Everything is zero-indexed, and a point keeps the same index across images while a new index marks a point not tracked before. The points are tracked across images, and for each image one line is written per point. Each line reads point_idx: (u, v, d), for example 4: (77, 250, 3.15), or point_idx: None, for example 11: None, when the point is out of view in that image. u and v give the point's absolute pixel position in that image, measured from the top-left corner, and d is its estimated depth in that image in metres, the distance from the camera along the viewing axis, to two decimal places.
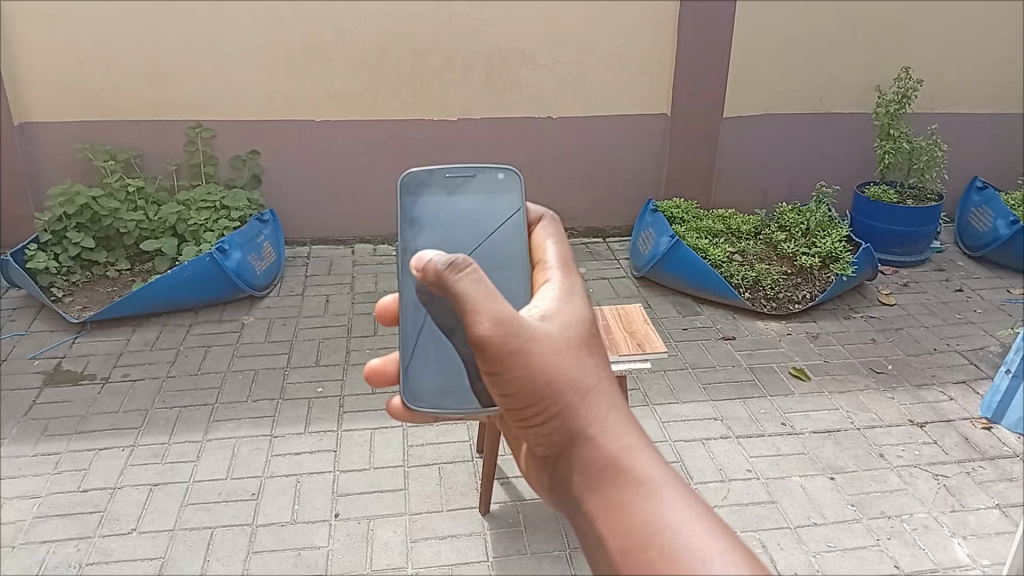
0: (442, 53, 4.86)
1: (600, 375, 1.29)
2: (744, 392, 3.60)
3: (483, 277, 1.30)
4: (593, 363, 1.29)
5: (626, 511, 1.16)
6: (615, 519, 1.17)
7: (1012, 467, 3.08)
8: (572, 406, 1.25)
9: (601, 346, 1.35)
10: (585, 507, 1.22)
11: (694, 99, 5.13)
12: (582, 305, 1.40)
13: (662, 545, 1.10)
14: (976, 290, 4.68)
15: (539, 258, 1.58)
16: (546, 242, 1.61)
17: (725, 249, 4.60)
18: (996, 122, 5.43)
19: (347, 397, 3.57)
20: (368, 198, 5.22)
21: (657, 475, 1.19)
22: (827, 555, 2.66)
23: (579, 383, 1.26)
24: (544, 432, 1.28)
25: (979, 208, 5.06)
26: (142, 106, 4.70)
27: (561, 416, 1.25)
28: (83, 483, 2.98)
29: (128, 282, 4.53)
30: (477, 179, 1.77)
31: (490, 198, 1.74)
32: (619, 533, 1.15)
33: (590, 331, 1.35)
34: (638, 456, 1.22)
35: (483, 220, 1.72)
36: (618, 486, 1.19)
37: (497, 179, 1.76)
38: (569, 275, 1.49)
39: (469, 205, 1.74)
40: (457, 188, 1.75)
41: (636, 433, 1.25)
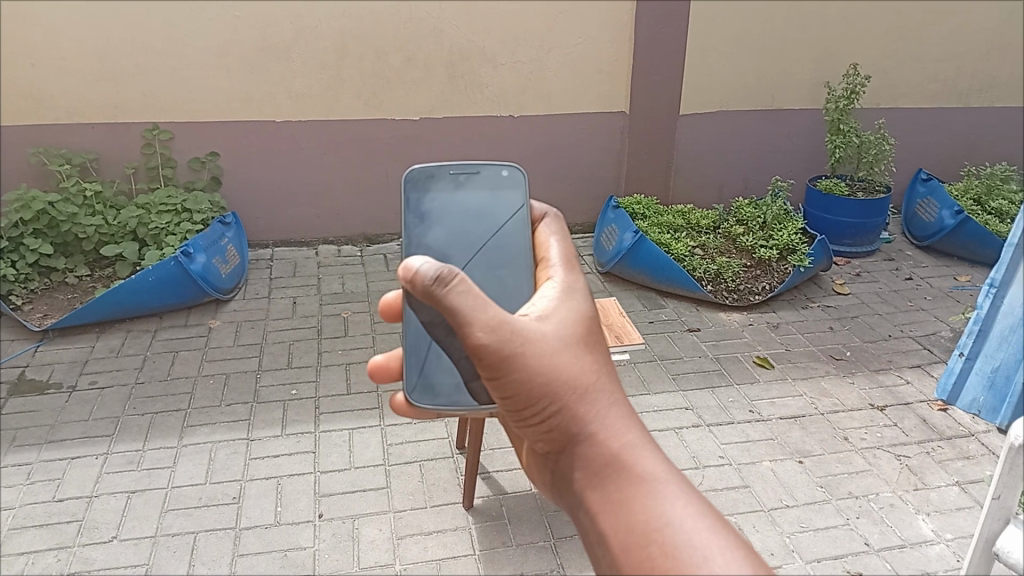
0: (404, 52, 4.86)
1: (598, 374, 1.34)
2: (712, 381, 3.71)
3: (471, 287, 1.34)
4: (590, 363, 1.34)
5: (628, 507, 1.21)
6: (616, 516, 1.22)
7: (968, 446, 3.24)
8: (571, 405, 1.30)
9: (598, 344, 1.41)
10: (586, 503, 1.27)
11: (652, 97, 5.22)
12: (578, 305, 1.46)
13: (664, 541, 1.15)
14: (925, 278, 4.88)
15: (543, 255, 1.67)
16: (548, 240, 1.70)
17: (687, 243, 4.70)
18: (937, 116, 5.66)
19: (322, 398, 3.58)
20: (331, 198, 5.20)
21: (657, 471, 1.25)
22: (801, 535, 2.76)
23: (578, 384, 1.31)
24: (544, 431, 1.34)
25: (925, 199, 5.27)
26: (96, 108, 4.60)
27: (560, 414, 1.31)
28: (58, 492, 2.93)
29: (89, 288, 4.43)
30: (481, 175, 1.80)
31: (495, 195, 1.79)
32: (621, 530, 1.20)
33: (587, 331, 1.40)
34: (638, 453, 1.27)
35: (488, 217, 1.76)
36: (619, 483, 1.24)
37: (502, 176, 1.81)
38: (572, 274, 1.57)
39: (474, 200, 1.78)
40: (463, 185, 1.79)
41: (636, 430, 1.30)
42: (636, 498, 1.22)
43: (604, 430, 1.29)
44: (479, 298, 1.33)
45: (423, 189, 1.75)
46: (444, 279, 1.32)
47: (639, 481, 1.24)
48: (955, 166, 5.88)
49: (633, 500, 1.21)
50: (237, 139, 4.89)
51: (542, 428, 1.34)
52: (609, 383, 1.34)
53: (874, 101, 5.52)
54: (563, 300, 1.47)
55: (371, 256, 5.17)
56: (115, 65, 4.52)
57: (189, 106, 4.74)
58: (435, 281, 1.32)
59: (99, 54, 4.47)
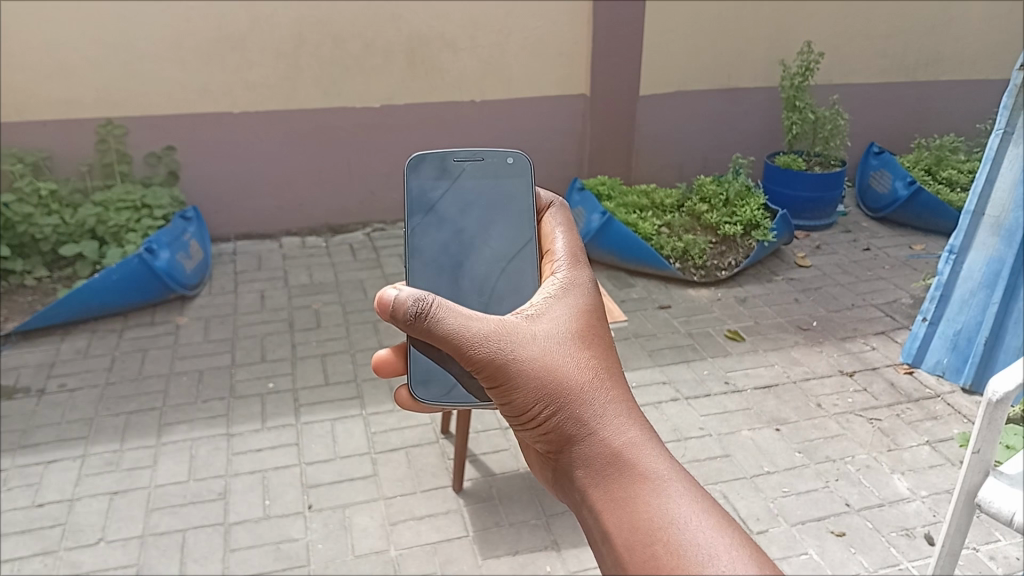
0: (362, 39, 4.81)
1: (595, 372, 1.31)
2: (686, 355, 3.78)
3: (454, 308, 1.38)
4: (586, 361, 1.32)
5: (628, 504, 1.15)
6: (618, 513, 1.15)
7: (935, 407, 3.36)
8: (566, 404, 1.28)
9: (600, 341, 1.39)
10: (589, 505, 1.21)
11: (612, 79, 5.26)
12: (574, 303, 1.46)
13: (666, 537, 1.08)
14: (882, 248, 5.03)
15: (549, 247, 1.66)
16: (554, 232, 1.68)
17: (654, 222, 4.74)
18: (887, 90, 5.82)
19: (301, 390, 3.55)
20: (293, 190, 5.14)
21: (660, 468, 1.18)
22: (784, 499, 2.84)
23: (572, 384, 1.30)
24: (543, 435, 1.31)
25: (878, 171, 5.43)
26: (47, 105, 4.48)
27: (555, 414, 1.28)
28: (38, 497, 2.88)
29: (49, 289, 4.33)
30: (485, 163, 1.79)
31: (498, 183, 1.78)
32: (624, 527, 1.13)
33: (584, 330, 1.39)
34: (641, 449, 1.21)
35: (494, 207, 1.77)
36: (619, 480, 1.18)
37: (507, 164, 1.78)
38: (577, 268, 1.56)
39: (477, 192, 1.78)
40: (469, 175, 1.78)
41: (637, 427, 1.25)
42: (639, 495, 1.15)
43: (602, 427, 1.25)
44: (464, 318, 1.37)
45: (428, 180, 1.76)
46: (422, 301, 1.36)
47: (641, 478, 1.18)
48: (905, 138, 6.04)
49: (635, 499, 1.15)
50: (195, 132, 4.79)
51: (539, 430, 1.31)
52: (608, 380, 1.31)
53: (827, 78, 5.65)
54: (562, 301, 1.47)
55: (337, 246, 5.13)
56: (65, 59, 4.40)
57: (144, 100, 4.63)
58: (413, 305, 1.36)
59: (48, 48, 4.35)
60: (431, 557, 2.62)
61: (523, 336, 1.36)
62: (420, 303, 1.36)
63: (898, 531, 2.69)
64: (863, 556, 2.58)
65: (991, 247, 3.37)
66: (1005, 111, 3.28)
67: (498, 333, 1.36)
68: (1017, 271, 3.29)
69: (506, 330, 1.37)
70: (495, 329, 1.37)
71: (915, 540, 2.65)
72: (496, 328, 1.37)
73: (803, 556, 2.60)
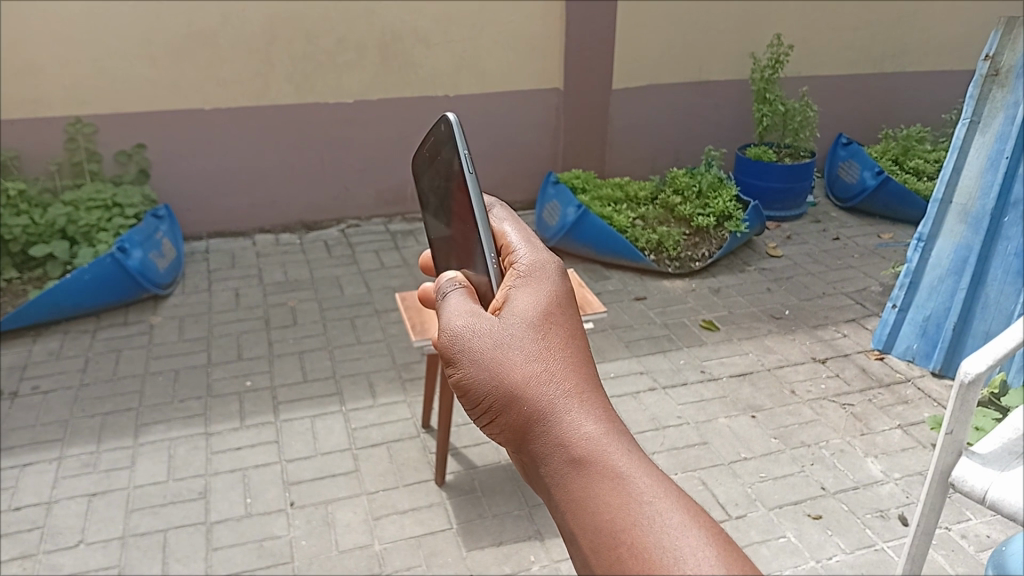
0: (335, 35, 4.79)
1: (552, 356, 1.10)
2: (662, 346, 3.83)
3: (448, 302, 1.25)
4: (548, 351, 1.11)
5: (588, 508, 0.97)
6: (582, 520, 0.97)
7: (906, 391, 3.44)
8: (517, 398, 1.08)
9: (558, 318, 1.17)
10: (556, 509, 1.03)
11: (584, 73, 5.29)
12: (543, 290, 1.22)
13: (630, 543, 0.91)
14: (851, 237, 5.12)
15: (500, 241, 1.38)
16: (501, 226, 1.40)
17: (628, 215, 4.78)
18: (854, 82, 5.91)
19: (279, 387, 3.53)
20: (266, 186, 5.10)
21: (623, 461, 0.99)
22: (761, 484, 2.89)
23: (524, 373, 1.09)
24: (502, 436, 1.12)
25: (847, 162, 5.51)
26: (15, 103, 4.41)
27: (509, 411, 1.08)
28: (14, 500, 2.84)
29: (19, 290, 4.23)
30: (437, 137, 1.46)
31: (444, 160, 1.43)
32: (588, 533, 0.95)
33: (551, 317, 1.16)
34: (603, 441, 1.01)
35: (450, 177, 1.42)
36: (578, 479, 1.00)
37: (445, 130, 1.40)
38: (540, 253, 1.30)
39: (439, 177, 1.48)
40: (433, 156, 1.51)
41: (600, 415, 1.05)
42: (602, 497, 0.97)
43: (559, 420, 1.04)
44: (448, 312, 1.23)
45: (420, 178, 1.62)
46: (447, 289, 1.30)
47: (604, 476, 0.98)
48: (872, 128, 6.13)
49: (599, 507, 0.96)
50: (166, 130, 4.75)
51: (499, 431, 1.11)
52: (567, 360, 1.10)
53: (795, 70, 5.73)
54: (520, 281, 1.24)
55: (311, 242, 5.10)
56: (32, 58, 4.33)
57: (113, 97, 4.57)
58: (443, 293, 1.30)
59: (15, 47, 4.28)
60: (416, 550, 2.63)
61: (473, 325, 1.17)
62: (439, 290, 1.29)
63: (873, 513, 2.75)
64: (839, 538, 2.64)
65: (959, 234, 3.44)
66: (970, 101, 3.33)
67: (463, 325, 1.18)
68: (985, 256, 3.37)
69: (459, 321, 1.19)
70: (453, 323, 1.19)
71: (890, 521, 2.71)
72: (462, 323, 1.18)
73: (781, 539, 2.64)
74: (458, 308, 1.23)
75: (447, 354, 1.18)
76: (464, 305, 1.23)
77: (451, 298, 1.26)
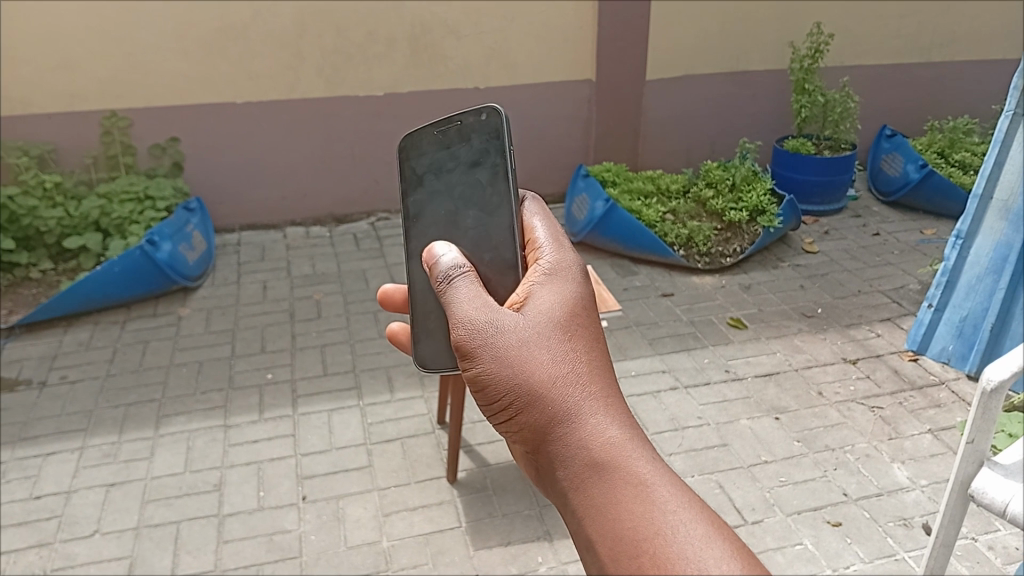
0: (365, 27, 4.78)
1: (575, 358, 1.11)
2: (687, 344, 3.74)
3: (456, 286, 1.22)
4: (571, 350, 1.11)
5: (610, 516, 0.98)
6: (603, 525, 0.98)
7: (939, 395, 3.31)
8: (539, 398, 1.07)
9: (581, 320, 1.17)
10: (568, 513, 1.04)
11: (618, 64, 5.19)
12: (563, 286, 1.22)
13: (656, 554, 0.93)
14: (892, 233, 4.95)
15: (527, 236, 1.34)
16: (530, 220, 1.36)
17: (658, 209, 4.69)
18: (899, 71, 5.70)
19: (298, 381, 3.55)
20: (297, 179, 5.13)
21: (648, 471, 1.01)
22: (780, 489, 2.81)
23: (547, 373, 1.09)
24: (512, 433, 1.11)
25: (890, 154, 5.32)
26: (53, 98, 4.50)
27: (530, 411, 1.07)
28: (36, 489, 2.90)
29: (54, 282, 4.36)
30: (461, 125, 1.38)
31: (474, 149, 1.38)
32: (609, 540, 0.97)
33: (571, 316, 1.16)
34: (626, 448, 1.03)
35: (474, 169, 1.39)
36: (600, 485, 1.01)
37: (480, 122, 1.36)
38: (561, 248, 1.30)
39: (457, 169, 1.41)
40: (446, 141, 1.41)
41: (621, 422, 1.06)
42: (624, 506, 0.99)
43: (581, 425, 1.05)
44: (461, 296, 1.20)
45: (415, 156, 1.44)
46: (449, 266, 1.25)
47: (626, 483, 1.00)
48: (918, 120, 5.91)
49: (624, 513, 0.98)
50: (198, 124, 4.80)
51: (513, 428, 1.11)
52: (590, 363, 1.10)
53: (837, 60, 5.55)
54: (542, 278, 1.24)
55: (340, 235, 5.12)
56: (68, 53, 4.41)
57: (146, 91, 4.63)
58: (442, 269, 1.25)
59: (51, 42, 4.36)
60: (423, 547, 2.61)
61: (494, 315, 1.15)
62: (443, 272, 1.24)
63: (896, 521, 2.64)
64: (858, 546, 2.55)
65: (999, 231, 3.29)
66: (1016, 92, 3.17)
67: (481, 314, 1.15)
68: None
69: (477, 309, 1.16)
70: (469, 312, 1.16)
71: (913, 530, 2.60)
72: (480, 312, 1.15)
73: (797, 546, 2.56)
74: (473, 295, 1.20)
75: (461, 342, 1.15)
76: (479, 293, 1.20)
77: (464, 280, 1.22)
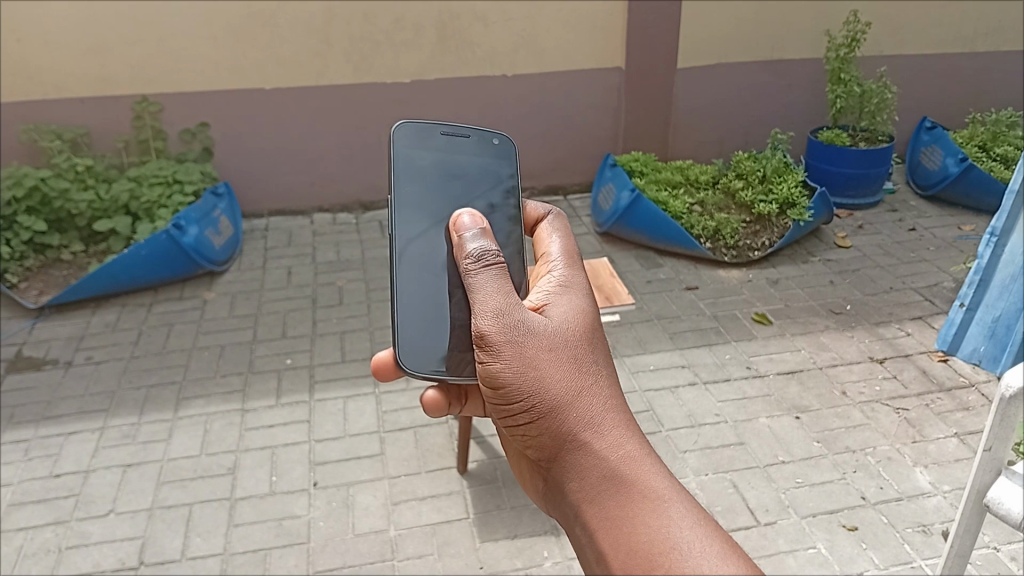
0: (393, 14, 4.76)
1: (598, 374, 1.19)
2: (709, 339, 3.67)
3: (483, 279, 1.28)
4: (593, 366, 1.19)
5: (625, 526, 1.05)
6: (616, 533, 1.05)
7: (968, 397, 3.21)
8: (564, 406, 1.15)
9: (600, 340, 1.26)
10: (582, 521, 1.10)
11: (649, 52, 5.10)
12: (582, 306, 1.31)
13: (668, 566, 0.98)
14: (928, 229, 4.81)
15: (543, 249, 1.48)
16: (550, 236, 1.50)
17: (685, 200, 4.61)
18: (943, 62, 5.52)
19: (317, 366, 3.56)
20: (325, 166, 5.14)
21: (661, 487, 1.08)
22: (796, 490, 2.74)
23: (572, 382, 1.17)
24: (533, 438, 1.18)
25: (929, 147, 5.17)
26: (86, 83, 4.58)
27: (554, 416, 1.15)
28: (56, 468, 2.96)
29: (84, 264, 4.44)
30: (473, 139, 1.56)
31: (483, 164, 1.56)
32: (622, 548, 1.03)
33: (592, 335, 1.25)
34: (643, 465, 1.11)
35: (479, 182, 1.54)
36: (617, 497, 1.08)
37: (492, 144, 1.57)
38: (574, 268, 1.41)
39: (461, 172, 1.54)
40: (454, 148, 1.55)
41: (638, 439, 1.14)
42: (638, 517, 1.05)
43: (601, 436, 1.13)
44: (489, 289, 1.26)
45: (410, 151, 1.52)
46: (483, 252, 1.31)
47: (640, 495, 1.07)
48: None
49: (639, 524, 1.04)
50: (228, 110, 4.83)
51: (534, 432, 1.18)
52: (608, 381, 1.19)
53: (876, 49, 5.39)
54: (561, 294, 1.33)
55: (367, 222, 5.13)
56: (101, 38, 4.47)
57: (177, 76, 4.67)
58: (475, 252, 1.32)
59: (85, 27, 4.43)
60: (430, 538, 2.61)
61: (525, 318, 1.23)
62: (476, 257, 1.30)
63: (914, 527, 2.57)
64: (874, 552, 2.48)
65: None
66: None
67: (512, 315, 1.22)
68: None
69: (511, 308, 1.23)
70: (498, 307, 1.23)
71: (931, 537, 2.53)
72: (512, 314, 1.22)
73: (810, 550, 2.50)
74: (504, 288, 1.26)
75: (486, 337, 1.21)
76: (508, 292, 1.27)
77: (496, 270, 1.29)
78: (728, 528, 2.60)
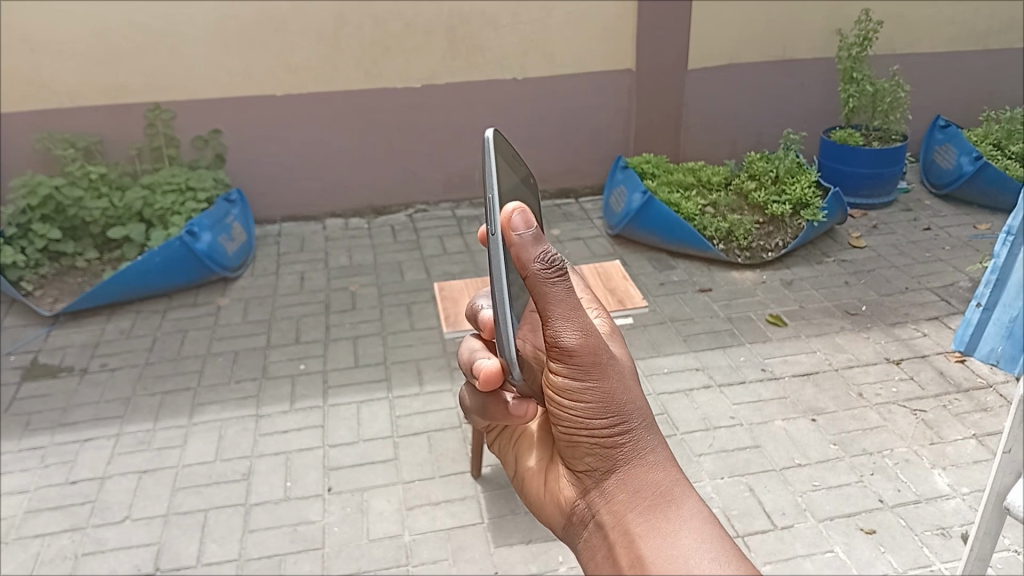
0: (402, 19, 4.76)
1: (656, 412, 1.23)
2: (723, 341, 3.65)
3: (560, 291, 1.10)
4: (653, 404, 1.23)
5: (676, 536, 1.06)
6: (668, 538, 1.05)
7: (986, 398, 3.18)
8: (632, 424, 1.17)
9: None
10: (628, 527, 1.10)
11: (659, 54, 5.09)
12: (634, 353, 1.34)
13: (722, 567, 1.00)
14: (944, 228, 4.77)
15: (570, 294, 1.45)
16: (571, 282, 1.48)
17: (697, 202, 4.57)
18: (956, 59, 5.48)
19: (330, 371, 3.57)
20: (337, 172, 5.16)
21: (708, 514, 1.11)
22: (813, 493, 2.72)
23: (640, 406, 1.19)
24: (590, 448, 1.17)
25: (943, 146, 5.13)
26: (99, 91, 4.61)
27: (621, 430, 1.16)
28: (72, 474, 2.98)
29: (99, 271, 4.48)
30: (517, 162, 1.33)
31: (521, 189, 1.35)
32: (672, 549, 1.03)
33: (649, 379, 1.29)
34: (691, 495, 1.14)
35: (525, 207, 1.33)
36: (672, 514, 1.10)
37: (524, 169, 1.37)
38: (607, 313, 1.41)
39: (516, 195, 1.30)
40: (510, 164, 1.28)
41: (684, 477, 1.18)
42: (689, 530, 1.07)
43: (657, 462, 1.16)
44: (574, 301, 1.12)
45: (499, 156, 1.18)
46: (551, 258, 1.10)
47: (690, 514, 1.10)
48: (975, 109, 5.68)
49: (691, 533, 1.06)
50: (239, 117, 4.86)
51: (594, 441, 1.17)
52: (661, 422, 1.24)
53: (889, 47, 5.35)
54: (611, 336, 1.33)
55: (379, 227, 5.14)
56: (113, 47, 4.51)
57: (189, 84, 4.70)
58: (539, 258, 1.09)
59: (98, 36, 4.46)
60: (444, 544, 2.60)
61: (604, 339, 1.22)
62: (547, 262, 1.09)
63: (933, 530, 2.55)
64: (892, 555, 2.46)
65: None
66: None
67: None
68: None
69: None
70: None
71: (950, 540, 2.50)
72: None
73: (827, 554, 2.48)
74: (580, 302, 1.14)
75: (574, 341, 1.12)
76: None
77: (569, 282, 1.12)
78: (744, 532, 2.58)
